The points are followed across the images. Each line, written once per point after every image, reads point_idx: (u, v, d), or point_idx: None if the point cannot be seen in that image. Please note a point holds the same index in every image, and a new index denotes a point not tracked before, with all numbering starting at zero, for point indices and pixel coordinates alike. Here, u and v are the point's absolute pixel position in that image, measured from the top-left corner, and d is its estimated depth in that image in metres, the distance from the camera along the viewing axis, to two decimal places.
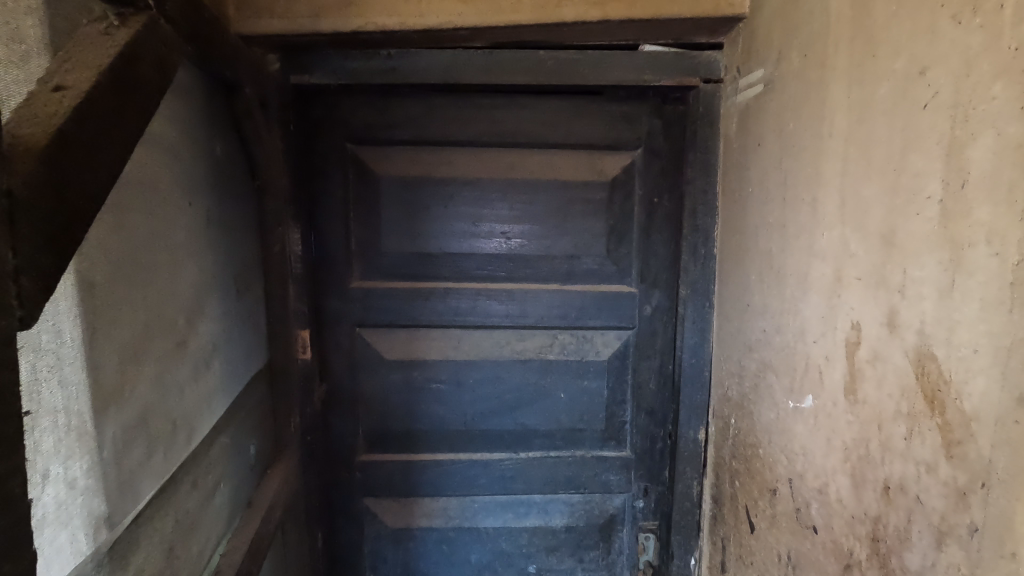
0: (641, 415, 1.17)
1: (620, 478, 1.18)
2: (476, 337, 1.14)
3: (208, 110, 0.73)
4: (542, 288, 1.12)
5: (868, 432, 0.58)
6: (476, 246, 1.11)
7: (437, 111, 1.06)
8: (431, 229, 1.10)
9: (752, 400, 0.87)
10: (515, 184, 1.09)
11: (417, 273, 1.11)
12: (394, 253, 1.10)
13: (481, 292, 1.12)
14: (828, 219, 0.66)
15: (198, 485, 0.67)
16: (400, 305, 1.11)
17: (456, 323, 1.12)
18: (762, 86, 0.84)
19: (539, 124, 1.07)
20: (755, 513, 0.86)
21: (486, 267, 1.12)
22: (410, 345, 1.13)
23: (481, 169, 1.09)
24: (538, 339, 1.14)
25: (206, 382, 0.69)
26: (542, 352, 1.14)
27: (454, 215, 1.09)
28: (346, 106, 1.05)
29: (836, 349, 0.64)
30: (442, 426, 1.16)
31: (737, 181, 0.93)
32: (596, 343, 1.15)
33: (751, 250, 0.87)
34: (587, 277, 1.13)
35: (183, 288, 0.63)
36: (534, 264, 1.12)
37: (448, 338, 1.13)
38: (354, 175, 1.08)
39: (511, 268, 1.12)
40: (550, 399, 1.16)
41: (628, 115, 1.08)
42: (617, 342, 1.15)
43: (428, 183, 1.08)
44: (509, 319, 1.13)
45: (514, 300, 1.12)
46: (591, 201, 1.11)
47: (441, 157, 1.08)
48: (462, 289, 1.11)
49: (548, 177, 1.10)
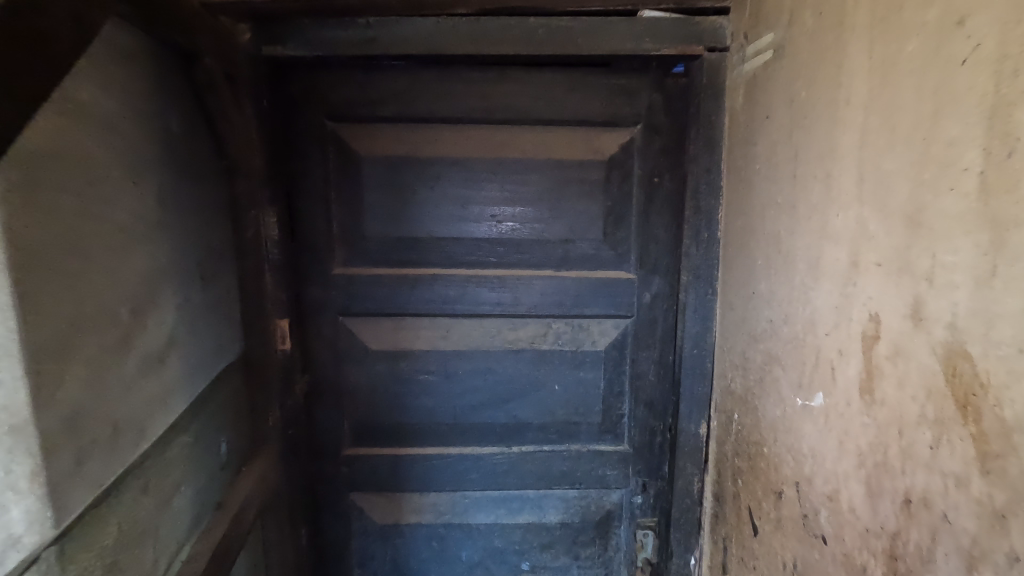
0: (639, 407, 1.11)
1: (617, 472, 1.13)
2: (465, 326, 1.08)
3: (159, 79, 0.67)
4: (535, 274, 1.07)
5: (886, 438, 0.52)
6: (465, 230, 1.05)
7: (422, 86, 1.00)
8: (417, 212, 1.05)
9: (757, 395, 0.80)
10: (506, 163, 1.03)
11: (404, 258, 1.06)
12: (379, 238, 1.05)
13: (470, 279, 1.06)
14: (843, 198, 0.59)
15: (150, 491, 0.62)
16: (386, 292, 1.06)
17: (445, 312, 1.07)
18: (772, 53, 0.76)
19: (530, 99, 1.01)
20: (759, 515, 0.80)
21: (476, 253, 1.06)
22: (397, 335, 1.08)
23: (470, 148, 1.03)
24: (531, 329, 1.09)
25: (161, 378, 0.64)
26: (535, 342, 1.09)
27: (442, 197, 1.04)
28: (325, 81, 0.99)
29: (851, 343, 0.58)
30: (431, 419, 1.11)
31: (743, 158, 0.86)
32: (592, 333, 1.09)
33: (757, 232, 0.81)
34: (583, 262, 1.07)
35: (130, 277, 0.58)
36: (526, 248, 1.06)
37: (436, 327, 1.08)
38: (336, 156, 1.03)
39: (503, 253, 1.06)
40: (543, 391, 1.11)
41: (626, 88, 1.01)
42: (615, 331, 1.09)
43: (411, 165, 1.03)
44: (500, 307, 1.07)
45: (505, 287, 1.07)
46: (586, 181, 1.04)
47: (426, 135, 1.02)
48: (450, 275, 1.06)
49: (541, 156, 1.03)
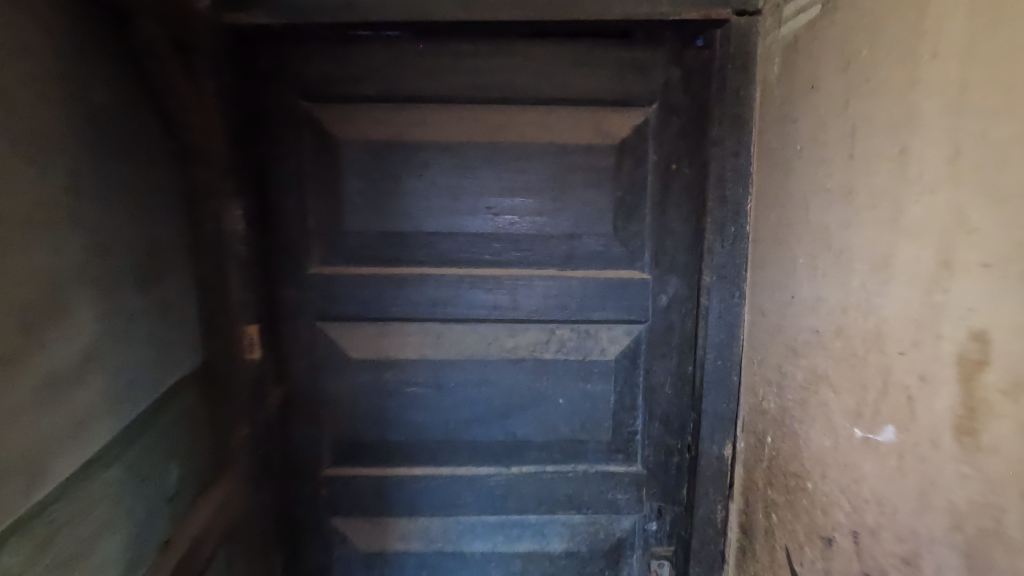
0: (654, 424, 0.98)
1: (628, 496, 1.01)
2: (457, 332, 0.96)
3: (52, 45, 0.56)
4: (536, 274, 0.94)
5: (1003, 496, 0.40)
6: (457, 224, 0.93)
7: (407, 61, 0.88)
8: (403, 204, 0.93)
9: (798, 419, 0.67)
10: (503, 148, 0.91)
11: (389, 256, 0.94)
12: (360, 234, 0.94)
13: (463, 280, 0.94)
14: (928, 179, 0.47)
15: (48, 541, 0.51)
16: (368, 294, 0.94)
17: (435, 317, 0.95)
18: (819, 8, 0.64)
19: (531, 76, 0.89)
20: (800, 561, 0.68)
21: (470, 250, 0.94)
22: (381, 342, 0.96)
23: (462, 131, 0.91)
24: (532, 335, 0.96)
25: (60, 401, 0.53)
26: (536, 350, 0.97)
27: (431, 187, 0.92)
28: (297, 56, 0.88)
29: (940, 368, 0.45)
30: (420, 436, 0.99)
31: (778, 139, 0.73)
32: (601, 340, 0.97)
33: (796, 225, 0.68)
34: (590, 261, 0.95)
35: (10, 278, 0.48)
36: (526, 245, 0.94)
37: (425, 333, 0.96)
38: (311, 141, 0.91)
39: (499, 250, 0.94)
40: (545, 406, 0.98)
41: (640, 63, 0.89)
42: (626, 338, 0.96)
43: (396, 151, 0.91)
44: (497, 311, 0.95)
45: (503, 289, 0.95)
46: (593, 169, 0.92)
47: (413, 117, 0.90)
48: (441, 275, 0.94)
49: (543, 140, 0.91)
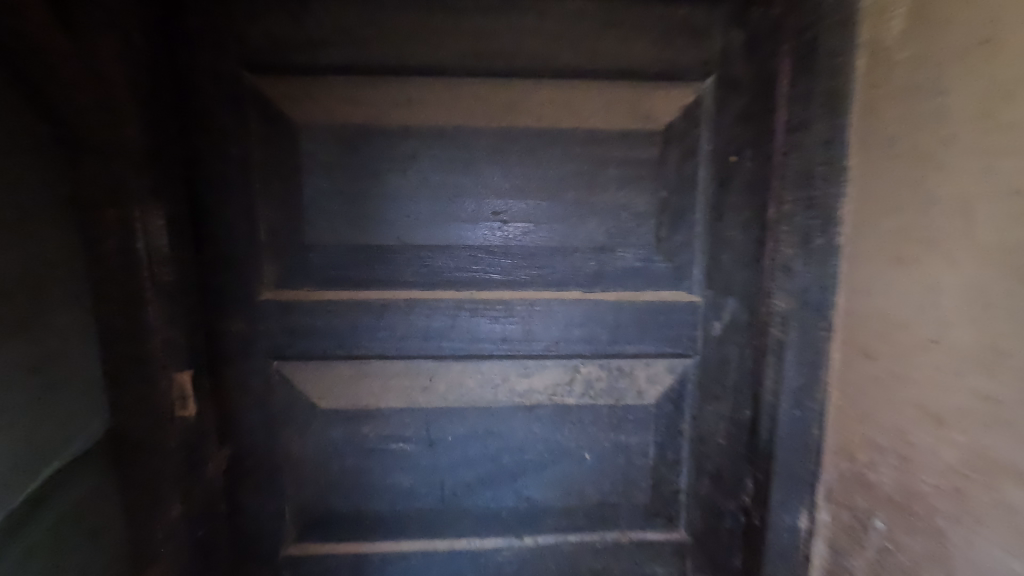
0: (703, 482, 0.79)
1: (669, 570, 0.81)
2: (454, 373, 0.75)
3: None
4: (556, 299, 0.74)
5: None
6: (455, 235, 0.72)
7: (387, 19, 0.67)
8: (384, 208, 0.71)
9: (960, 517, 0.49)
10: (515, 136, 0.71)
11: (366, 277, 0.73)
12: (329, 248, 0.72)
13: (463, 306, 0.73)
14: None
15: None
16: (341, 326, 0.73)
17: (426, 353, 0.74)
18: None
19: (551, 40, 0.68)
20: None
21: (470, 267, 0.73)
22: (357, 388, 0.75)
23: (461, 114, 0.70)
24: (550, 376, 0.76)
25: None
26: (556, 395, 0.76)
27: (421, 187, 0.71)
28: (239, 11, 0.65)
29: None
30: (409, 503, 0.78)
31: (908, 123, 0.53)
32: (637, 380, 0.76)
33: (958, 244, 0.48)
34: (625, 280, 0.75)
35: None
36: (544, 261, 0.73)
37: (413, 375, 0.75)
38: (259, 126, 0.69)
39: (509, 268, 0.73)
40: (567, 462, 0.78)
41: (692, 24, 0.69)
42: (669, 376, 0.77)
43: (374, 138, 0.70)
44: (506, 345, 0.75)
45: (514, 317, 0.74)
46: (630, 162, 0.72)
47: (396, 95, 0.69)
48: (436, 301, 0.73)
49: (566, 126, 0.71)
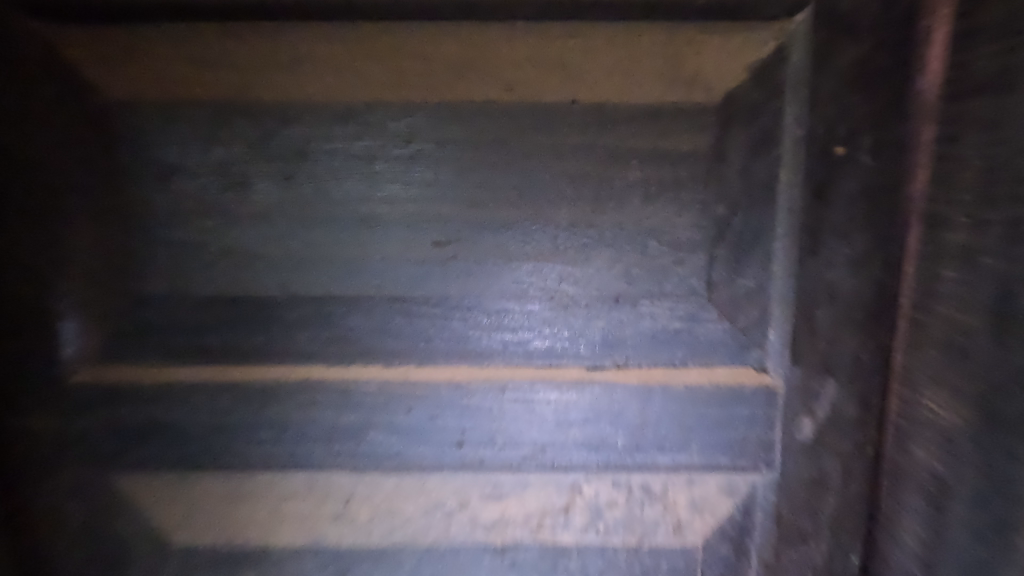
0: None
1: None
2: (385, 495, 0.48)
3: None
4: (544, 381, 0.46)
5: None
6: (377, 282, 0.45)
7: None
8: (262, 239, 0.44)
9: None
10: (473, 121, 0.43)
11: (238, 349, 0.46)
12: (176, 304, 0.45)
13: (394, 394, 0.46)
14: None
15: None
16: (201, 426, 0.46)
17: (339, 466, 0.47)
18: None
19: None
20: None
21: (403, 331, 0.46)
22: (233, 517, 0.48)
23: (383, 86, 0.43)
24: (534, 499, 0.48)
25: None
26: (545, 529, 0.48)
27: (319, 205, 0.44)
28: None
29: None
30: None
31: None
32: (674, 509, 0.48)
33: None
34: (655, 353, 0.46)
35: None
36: (523, 322, 0.46)
37: (322, 497, 0.48)
38: (53, 109, 0.42)
39: (465, 333, 0.46)
40: None
41: None
42: (728, 503, 0.48)
43: (240, 125, 0.43)
44: (464, 454, 0.47)
45: (476, 411, 0.46)
46: (666, 160, 0.43)
47: (274, 54, 0.42)
48: (354, 385, 0.45)
49: (558, 100, 0.43)
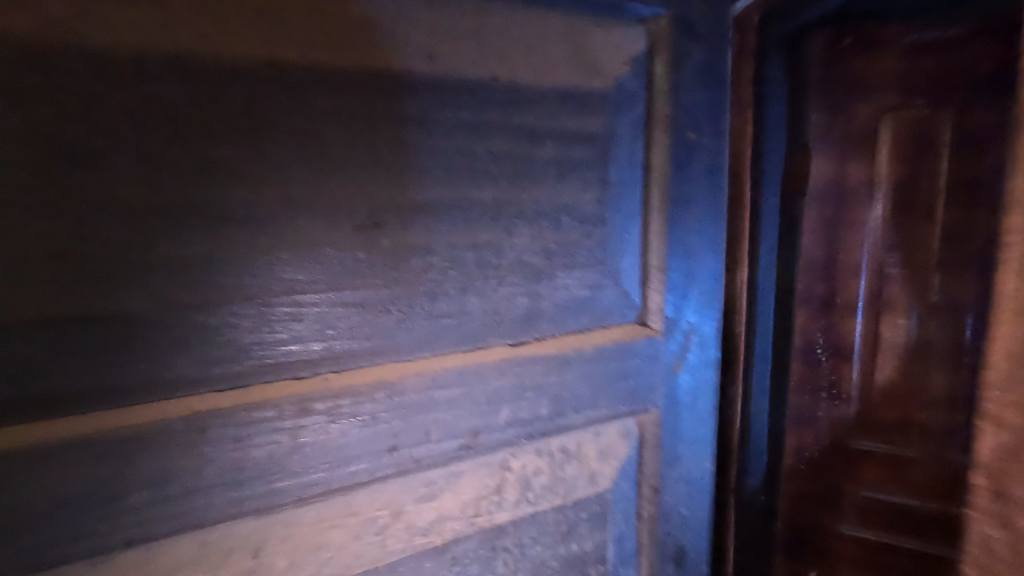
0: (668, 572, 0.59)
1: None
2: (307, 532, 0.40)
3: None
4: (477, 364, 0.44)
5: None
6: (272, 279, 0.37)
7: None
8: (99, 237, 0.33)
9: None
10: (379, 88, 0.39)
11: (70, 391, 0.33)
12: None
13: (306, 409, 0.38)
14: None
15: None
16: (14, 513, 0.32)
17: (240, 513, 0.38)
18: None
19: None
20: None
21: (309, 334, 0.39)
22: None
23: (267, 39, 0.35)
24: (473, 489, 0.47)
25: None
26: (483, 514, 0.47)
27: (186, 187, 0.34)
28: None
29: None
30: None
31: None
32: (587, 460, 0.52)
33: None
34: (567, 320, 0.49)
35: None
36: (446, 306, 0.43)
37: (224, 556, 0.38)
38: None
39: (383, 326, 0.41)
40: None
41: None
42: (625, 445, 0.54)
43: (60, 75, 0.31)
44: (399, 460, 0.42)
45: (409, 410, 0.42)
46: (570, 138, 0.46)
47: None
48: (248, 410, 0.37)
49: (476, 73, 0.41)
